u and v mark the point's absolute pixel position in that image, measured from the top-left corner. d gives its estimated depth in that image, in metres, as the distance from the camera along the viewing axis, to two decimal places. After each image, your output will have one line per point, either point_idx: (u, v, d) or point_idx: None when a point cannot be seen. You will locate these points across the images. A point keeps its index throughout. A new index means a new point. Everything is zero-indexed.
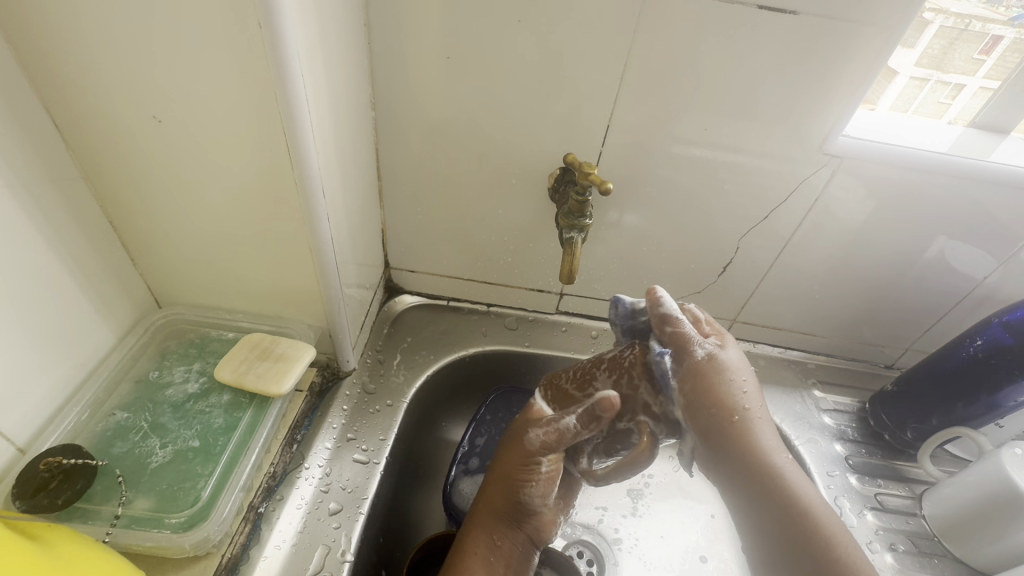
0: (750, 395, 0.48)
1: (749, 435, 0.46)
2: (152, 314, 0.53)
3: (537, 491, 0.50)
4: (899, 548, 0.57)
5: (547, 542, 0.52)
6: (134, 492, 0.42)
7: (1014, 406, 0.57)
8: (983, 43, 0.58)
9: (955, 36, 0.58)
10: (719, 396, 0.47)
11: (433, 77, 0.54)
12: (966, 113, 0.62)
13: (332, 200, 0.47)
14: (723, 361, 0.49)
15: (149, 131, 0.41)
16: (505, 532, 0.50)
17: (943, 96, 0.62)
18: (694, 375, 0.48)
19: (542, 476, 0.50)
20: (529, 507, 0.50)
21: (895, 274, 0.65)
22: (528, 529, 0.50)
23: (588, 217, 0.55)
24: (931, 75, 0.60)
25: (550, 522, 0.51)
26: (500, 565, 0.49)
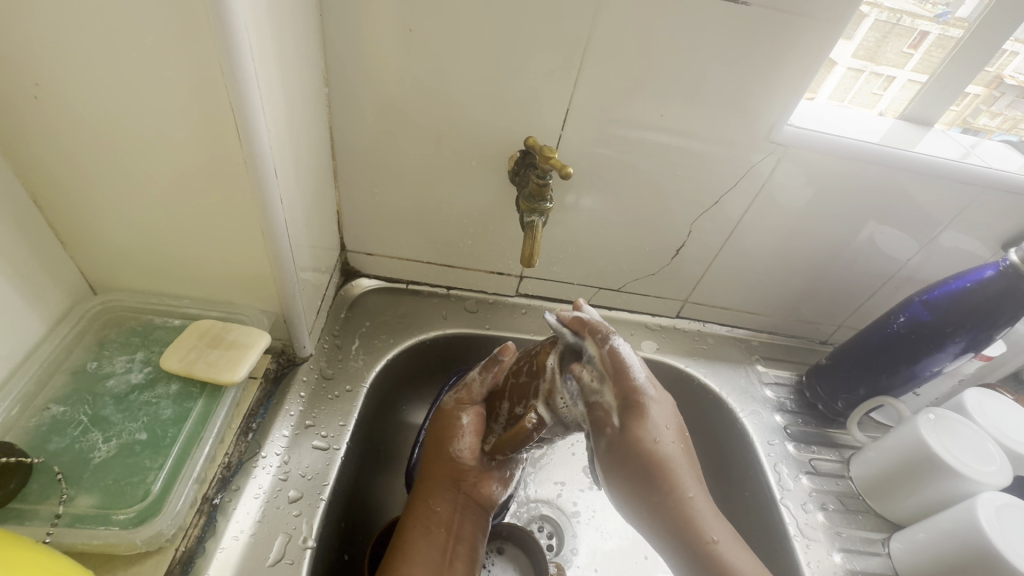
0: (681, 455, 0.44)
1: (698, 524, 0.43)
2: (87, 301, 0.49)
3: (465, 445, 0.50)
4: (829, 508, 0.62)
5: (490, 505, 0.50)
6: (77, 489, 0.40)
7: (930, 374, 0.63)
8: (912, 38, 0.63)
9: (887, 30, 0.62)
10: (657, 471, 0.43)
11: (389, 54, 0.52)
12: (895, 104, 0.67)
13: (286, 180, 0.45)
14: (646, 437, 0.44)
15: (77, 103, 0.38)
16: (443, 496, 0.49)
17: (876, 87, 0.66)
18: (620, 456, 0.44)
19: (466, 428, 0.51)
20: (458, 464, 0.50)
21: (831, 256, 0.70)
22: (464, 487, 0.49)
23: (549, 201, 0.56)
24: (866, 67, 0.65)
25: (485, 482, 0.50)
26: (438, 532, 0.48)
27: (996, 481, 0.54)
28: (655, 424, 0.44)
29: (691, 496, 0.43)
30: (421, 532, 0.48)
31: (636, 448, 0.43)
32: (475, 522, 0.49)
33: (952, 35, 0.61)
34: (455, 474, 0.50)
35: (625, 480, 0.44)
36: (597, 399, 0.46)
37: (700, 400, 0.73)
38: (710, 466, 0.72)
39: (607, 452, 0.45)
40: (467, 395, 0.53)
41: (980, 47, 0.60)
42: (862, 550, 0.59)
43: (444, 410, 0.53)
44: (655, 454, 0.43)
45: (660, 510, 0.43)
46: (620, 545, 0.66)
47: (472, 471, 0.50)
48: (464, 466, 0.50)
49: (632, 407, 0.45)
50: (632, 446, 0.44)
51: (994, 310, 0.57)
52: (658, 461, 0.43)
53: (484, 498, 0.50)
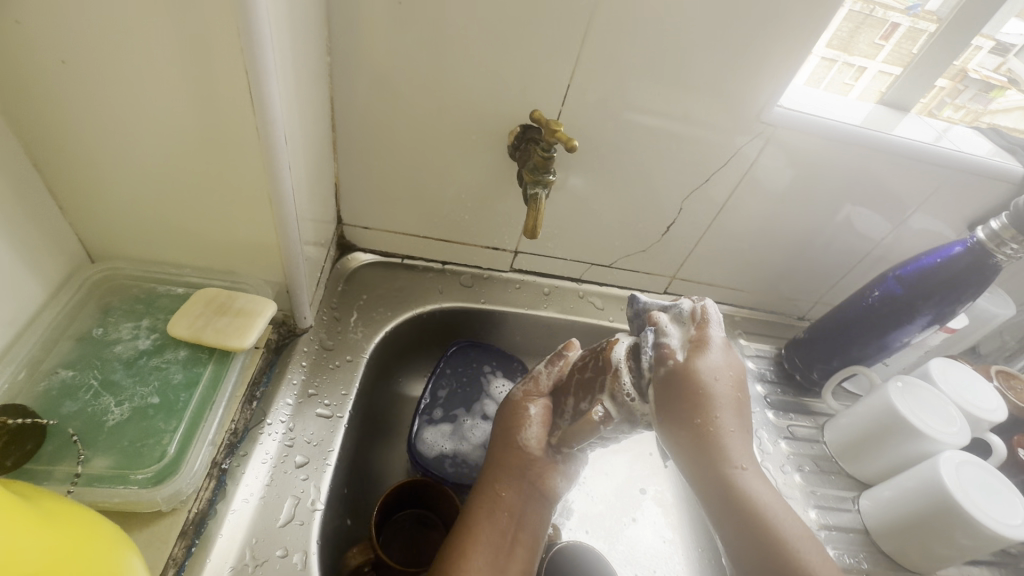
0: (727, 400, 0.47)
1: (725, 449, 0.45)
2: (86, 268, 0.49)
3: (532, 434, 0.54)
4: (805, 469, 0.67)
5: (553, 497, 0.53)
6: (92, 450, 0.40)
7: (899, 345, 0.68)
8: (884, 29, 0.66)
9: (861, 20, 0.65)
10: (698, 396, 0.47)
11: (393, 24, 0.52)
12: (867, 92, 0.70)
13: (293, 148, 0.45)
14: (703, 369, 0.48)
15: (84, 60, 0.37)
16: (510, 481, 0.52)
17: (848, 77, 0.68)
18: (671, 378, 0.48)
19: (534, 419, 0.55)
20: (524, 452, 0.53)
21: (812, 235, 0.73)
22: (530, 476, 0.52)
23: (553, 173, 0.57)
24: (840, 56, 0.67)
25: (548, 475, 0.53)
26: (502, 516, 0.50)
27: (957, 441, 0.59)
28: (715, 365, 0.48)
29: (723, 429, 0.46)
30: (485, 513, 0.50)
31: (689, 374, 0.47)
32: (536, 514, 0.51)
33: (920, 26, 0.65)
34: (521, 465, 0.53)
35: (666, 404, 0.48)
36: (664, 343, 0.51)
37: None
38: None
39: (659, 376, 0.49)
40: (535, 387, 0.58)
41: (956, 38, 0.63)
42: (833, 507, 0.64)
43: (509, 400, 0.58)
44: (702, 385, 0.47)
45: (692, 428, 0.46)
46: (609, 508, 0.69)
47: (536, 461, 0.53)
48: (529, 454, 0.53)
49: (697, 343, 0.50)
50: (686, 373, 0.48)
51: (960, 284, 0.61)
52: (701, 389, 0.47)
53: (550, 490, 0.53)
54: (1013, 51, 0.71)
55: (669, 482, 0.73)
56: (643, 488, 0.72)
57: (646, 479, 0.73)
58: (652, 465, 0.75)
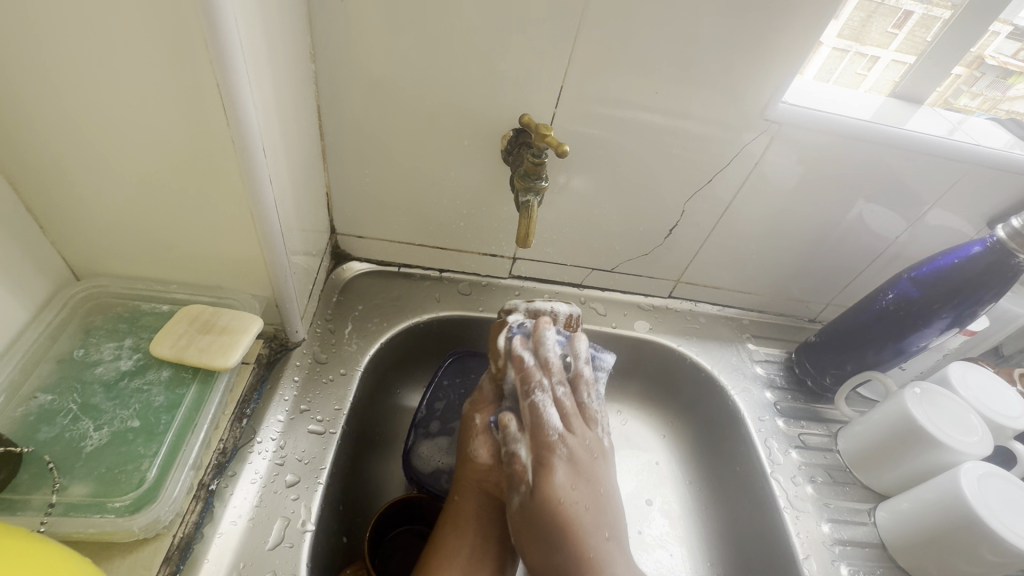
0: (591, 508, 0.50)
1: (597, 565, 0.47)
2: (71, 286, 0.48)
3: (479, 446, 0.54)
4: (818, 480, 0.64)
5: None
6: (70, 478, 0.39)
7: (916, 350, 0.65)
8: (896, 17, 0.63)
9: (871, 9, 0.62)
10: (562, 527, 0.48)
11: (376, 30, 0.51)
12: (880, 85, 0.67)
13: (274, 160, 0.44)
14: (558, 486, 0.49)
15: (54, 82, 0.36)
16: (467, 494, 0.53)
17: (861, 67, 0.66)
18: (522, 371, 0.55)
19: (478, 430, 0.55)
20: (478, 464, 0.53)
21: (822, 234, 0.70)
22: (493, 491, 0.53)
23: (544, 180, 0.55)
24: (851, 46, 0.65)
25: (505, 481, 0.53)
26: (467, 527, 0.51)
27: (978, 451, 0.56)
28: (565, 477, 0.50)
29: (595, 548, 0.48)
30: (450, 526, 0.51)
31: (546, 502, 0.48)
32: (504, 522, 0.52)
33: (935, 14, 0.61)
34: (478, 477, 0.53)
35: (529, 540, 0.48)
36: (516, 461, 0.51)
37: (692, 378, 0.75)
38: (701, 442, 0.73)
39: (518, 513, 0.50)
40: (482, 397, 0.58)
41: (971, 25, 0.60)
42: (848, 520, 0.61)
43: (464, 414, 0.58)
44: (562, 508, 0.48)
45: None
46: None
47: (493, 470, 0.53)
48: (484, 465, 0.53)
49: (543, 463, 0.50)
50: (543, 504, 0.48)
51: (981, 285, 0.58)
52: (563, 516, 0.48)
53: (509, 495, 0.53)
54: None
55: (677, 494, 0.71)
56: (650, 500, 0.70)
57: (652, 490, 0.71)
58: (658, 475, 0.72)
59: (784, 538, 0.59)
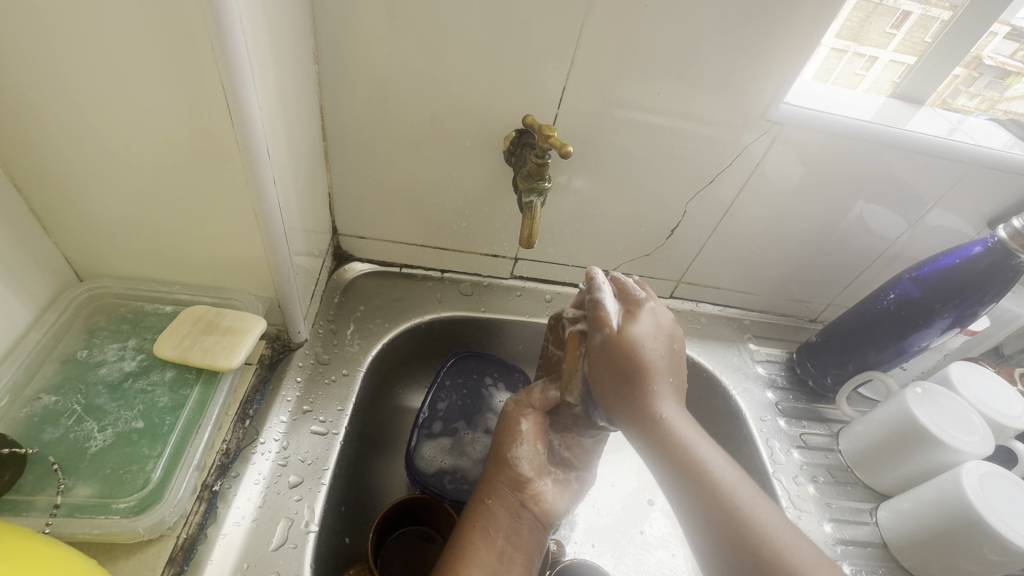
0: (660, 363, 0.48)
1: (650, 399, 0.47)
2: (74, 288, 0.48)
3: (524, 452, 0.52)
4: (820, 479, 0.64)
5: (551, 519, 0.51)
6: (74, 479, 0.39)
7: (917, 349, 0.65)
8: (895, 18, 0.62)
9: (870, 10, 0.62)
10: (631, 366, 0.48)
11: (379, 31, 0.51)
12: (878, 85, 0.68)
13: (278, 162, 0.44)
14: (635, 333, 0.49)
15: (59, 83, 0.36)
16: (502, 501, 0.50)
17: (859, 67, 0.66)
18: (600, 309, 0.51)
19: (527, 436, 0.53)
20: (517, 472, 0.51)
21: (823, 235, 0.70)
22: (531, 504, 0.50)
23: (547, 180, 0.55)
24: (849, 47, 0.64)
25: (542, 495, 0.51)
26: (497, 537, 0.47)
27: (980, 450, 0.56)
28: (647, 328, 0.49)
29: (655, 387, 0.48)
30: (480, 534, 0.47)
31: (618, 341, 0.48)
32: (534, 534, 0.50)
33: (933, 15, 0.62)
34: (516, 484, 0.51)
35: (602, 365, 0.49)
36: (602, 305, 0.50)
37: (694, 378, 0.75)
38: None
39: (597, 350, 0.50)
40: (528, 399, 0.55)
41: (971, 26, 0.60)
42: (850, 520, 0.61)
43: (507, 412, 0.55)
44: (632, 345, 0.48)
45: (636, 421, 0.47)
46: (616, 520, 0.67)
47: (532, 481, 0.51)
48: (523, 475, 0.51)
49: (628, 313, 0.51)
50: (619, 342, 0.48)
51: (982, 285, 0.58)
52: (631, 351, 0.48)
53: (546, 512, 0.51)
54: None
55: None
56: (652, 500, 0.70)
57: (654, 490, 0.71)
58: None
59: None
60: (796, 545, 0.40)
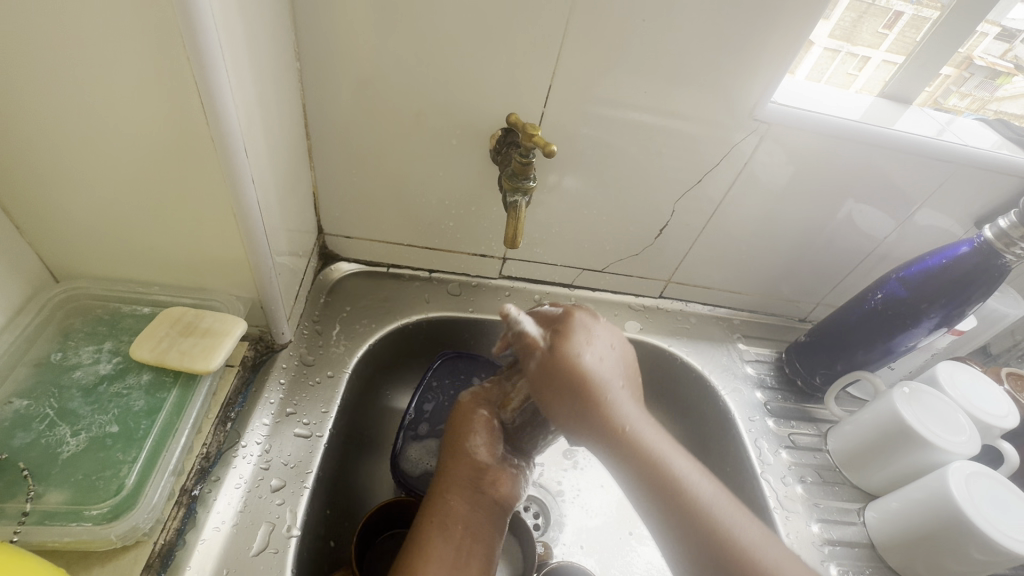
0: (609, 365, 0.51)
1: (613, 411, 0.48)
2: (49, 289, 0.47)
3: (480, 441, 0.52)
4: (808, 480, 0.64)
5: (510, 504, 0.50)
6: (45, 485, 0.38)
7: (904, 349, 0.65)
8: (887, 18, 0.63)
9: (863, 10, 0.62)
10: (580, 383, 0.49)
11: (361, 28, 0.50)
12: (871, 84, 0.68)
13: (257, 161, 0.43)
14: (575, 354, 0.50)
15: (27, 80, 0.35)
16: (462, 492, 0.49)
17: (852, 67, 0.67)
18: (551, 365, 0.50)
19: (483, 425, 0.53)
20: (476, 462, 0.51)
21: (812, 234, 0.70)
22: (490, 491, 0.50)
23: (532, 180, 0.55)
24: (842, 47, 0.65)
25: (502, 481, 0.51)
26: (456, 528, 0.47)
27: (965, 450, 0.56)
28: (579, 342, 0.51)
29: (614, 396, 0.49)
30: (438, 526, 0.47)
31: (561, 365, 0.49)
32: (494, 520, 0.49)
33: (925, 15, 0.61)
34: (473, 473, 0.50)
35: (552, 394, 0.49)
36: (527, 334, 0.51)
37: (683, 378, 0.74)
38: (692, 442, 0.73)
39: (536, 374, 0.50)
40: (485, 393, 0.56)
41: (959, 25, 0.60)
42: (838, 520, 0.61)
43: (464, 404, 0.55)
44: (578, 369, 0.49)
45: (605, 430, 0.48)
46: (605, 521, 0.67)
47: (491, 469, 0.51)
48: (482, 464, 0.51)
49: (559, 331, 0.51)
50: (559, 361, 0.50)
51: (968, 284, 0.58)
52: (583, 371, 0.49)
53: (508, 497, 0.50)
54: (1023, 36, 0.67)
55: None
56: None
57: None
58: None
59: None
60: (763, 545, 0.44)
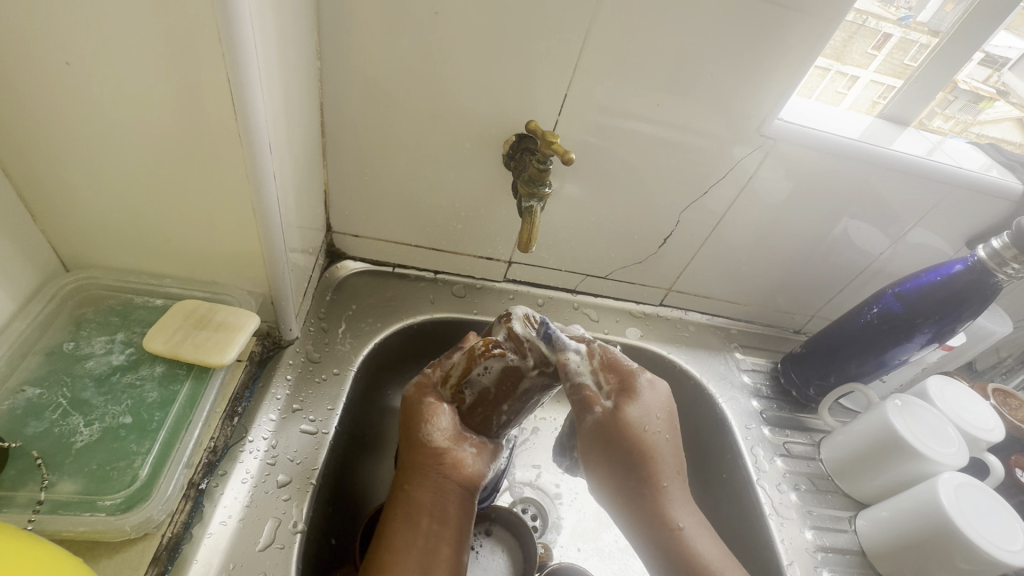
0: (666, 452, 0.50)
1: (666, 507, 0.49)
2: (60, 278, 0.47)
3: (434, 428, 0.51)
4: (802, 487, 0.65)
5: (475, 485, 0.50)
6: (58, 474, 0.39)
7: (897, 363, 0.67)
8: (877, 39, 0.65)
9: (854, 30, 0.63)
10: (641, 455, 0.50)
11: (382, 31, 0.51)
12: (857, 102, 0.69)
13: (279, 158, 0.44)
14: (634, 416, 0.50)
15: (56, 71, 0.36)
16: (421, 480, 0.49)
17: (841, 86, 0.68)
18: (608, 430, 0.51)
19: (434, 414, 0.52)
20: (432, 448, 0.50)
21: (811, 247, 0.72)
22: (448, 473, 0.50)
23: (547, 186, 0.56)
24: (832, 65, 0.66)
25: (464, 462, 0.51)
26: (422, 518, 0.47)
27: (954, 462, 0.58)
28: (647, 408, 0.51)
29: (667, 488, 0.49)
30: (404, 520, 0.47)
31: (619, 426, 0.50)
32: (460, 504, 0.49)
33: (912, 38, 0.65)
34: (435, 459, 0.50)
35: (605, 461, 0.51)
36: (586, 388, 0.52)
37: (681, 386, 0.76)
38: (689, 449, 0.74)
39: (591, 432, 0.52)
40: (429, 378, 0.54)
41: (960, 51, 0.62)
42: (830, 527, 0.62)
43: (407, 398, 0.54)
44: (638, 438, 0.50)
45: (648, 512, 0.49)
46: (601, 523, 0.68)
47: (450, 452, 0.50)
48: (439, 449, 0.50)
49: (626, 389, 0.52)
50: (620, 422, 0.50)
51: (961, 302, 0.60)
52: (646, 449, 0.50)
53: (469, 479, 0.50)
54: (1008, 65, 0.70)
55: None
56: None
57: None
58: None
59: (768, 544, 0.61)
60: None
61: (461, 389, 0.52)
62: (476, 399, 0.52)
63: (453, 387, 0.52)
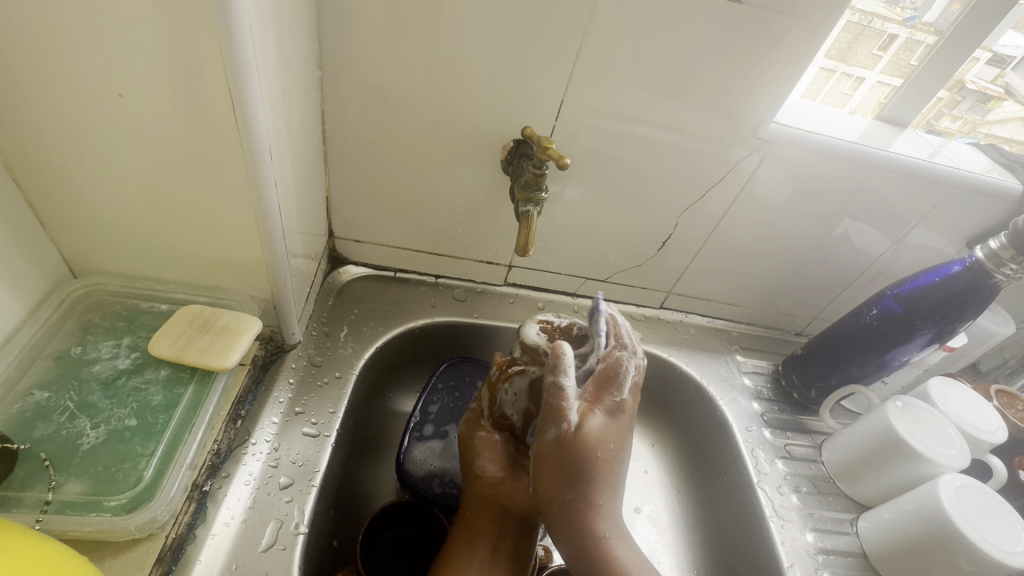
0: (614, 473, 0.48)
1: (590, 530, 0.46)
2: (67, 284, 0.48)
3: (484, 460, 0.53)
4: (803, 490, 0.65)
5: (533, 515, 0.52)
6: (65, 475, 0.40)
7: (898, 364, 0.67)
8: (882, 40, 0.65)
9: (860, 31, 0.63)
10: (587, 472, 0.47)
11: (380, 38, 0.52)
12: (863, 104, 0.70)
13: (279, 166, 0.45)
14: (592, 434, 0.48)
15: (64, 84, 0.37)
16: (479, 510, 0.51)
17: (847, 87, 0.68)
18: (564, 447, 0.47)
19: (484, 445, 0.54)
20: (486, 479, 0.52)
21: (810, 248, 0.72)
22: (502, 503, 0.52)
23: (544, 191, 0.57)
24: (838, 67, 0.66)
25: (519, 494, 0.52)
26: (479, 544, 0.49)
27: (956, 463, 0.58)
28: (605, 430, 0.49)
29: (599, 509, 0.47)
30: (462, 544, 0.50)
31: (574, 447, 0.47)
32: (516, 531, 0.51)
33: (918, 38, 0.64)
34: (490, 491, 0.52)
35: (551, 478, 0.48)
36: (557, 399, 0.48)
37: (682, 388, 0.76)
38: (690, 451, 0.74)
39: (550, 447, 0.48)
40: (476, 411, 0.57)
41: (956, 52, 0.62)
42: (832, 530, 0.62)
43: (460, 432, 0.56)
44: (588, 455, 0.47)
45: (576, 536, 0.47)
46: None
47: (506, 483, 0.52)
48: (492, 480, 0.52)
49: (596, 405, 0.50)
50: (574, 442, 0.47)
51: (960, 303, 0.60)
52: (591, 466, 0.47)
53: (528, 510, 0.52)
54: (1011, 64, 0.69)
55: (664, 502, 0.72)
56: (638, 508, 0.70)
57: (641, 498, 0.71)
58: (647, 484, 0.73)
59: (769, 546, 0.60)
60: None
61: (505, 414, 0.55)
62: (522, 420, 0.54)
63: (497, 418, 0.55)
